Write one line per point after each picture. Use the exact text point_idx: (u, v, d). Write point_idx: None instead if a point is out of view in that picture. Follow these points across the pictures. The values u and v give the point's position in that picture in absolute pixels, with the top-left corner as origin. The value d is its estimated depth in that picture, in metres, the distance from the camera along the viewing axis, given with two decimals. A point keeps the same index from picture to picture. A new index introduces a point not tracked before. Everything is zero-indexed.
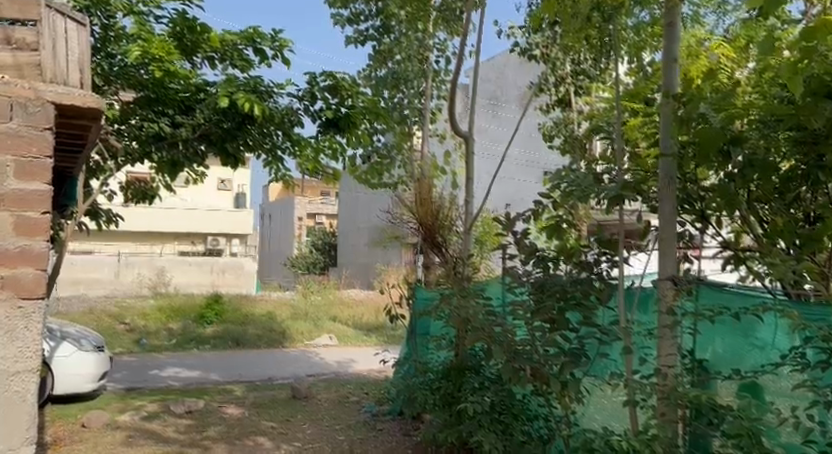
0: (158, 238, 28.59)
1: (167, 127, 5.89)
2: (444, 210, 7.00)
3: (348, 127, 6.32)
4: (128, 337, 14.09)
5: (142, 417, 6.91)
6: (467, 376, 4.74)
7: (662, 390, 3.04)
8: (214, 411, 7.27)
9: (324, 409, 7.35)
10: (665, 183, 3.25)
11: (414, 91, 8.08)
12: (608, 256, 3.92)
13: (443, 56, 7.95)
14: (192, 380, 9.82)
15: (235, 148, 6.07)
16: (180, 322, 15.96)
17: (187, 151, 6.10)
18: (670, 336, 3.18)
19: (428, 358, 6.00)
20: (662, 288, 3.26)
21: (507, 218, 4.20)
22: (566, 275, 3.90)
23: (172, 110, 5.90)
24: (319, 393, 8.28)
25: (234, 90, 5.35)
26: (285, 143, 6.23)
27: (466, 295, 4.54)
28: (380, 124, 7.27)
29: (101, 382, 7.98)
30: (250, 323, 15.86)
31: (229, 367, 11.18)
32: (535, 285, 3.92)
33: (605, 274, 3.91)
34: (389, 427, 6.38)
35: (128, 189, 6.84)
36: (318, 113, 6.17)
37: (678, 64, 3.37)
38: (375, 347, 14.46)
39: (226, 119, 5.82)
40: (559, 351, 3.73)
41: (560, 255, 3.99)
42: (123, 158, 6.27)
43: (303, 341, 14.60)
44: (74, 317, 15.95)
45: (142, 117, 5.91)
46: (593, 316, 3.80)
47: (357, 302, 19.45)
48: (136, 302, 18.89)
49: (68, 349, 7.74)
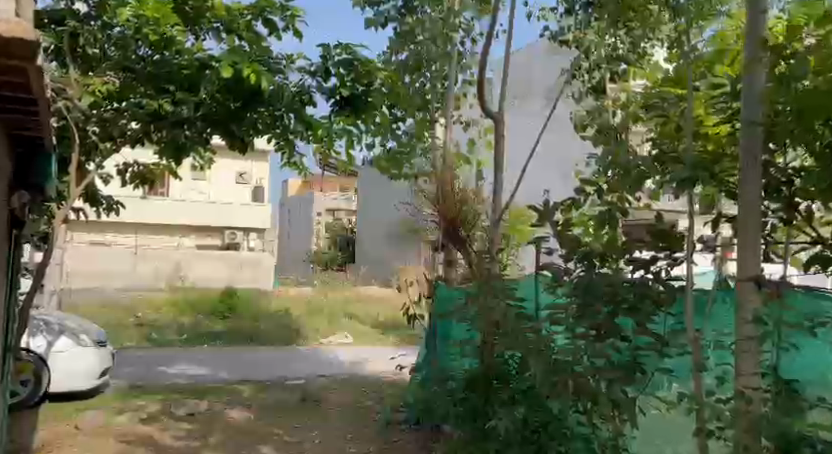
0: (175, 231, 28.30)
1: (167, 105, 5.30)
2: (469, 203, 6.52)
3: (368, 113, 5.66)
4: (137, 331, 13.69)
5: (141, 419, 6.46)
6: (497, 387, 4.06)
7: (745, 419, 2.45)
8: (218, 415, 6.78)
9: (336, 415, 6.82)
10: (750, 160, 2.67)
11: (438, 74, 7.53)
12: (668, 253, 3.31)
13: (468, 37, 7.45)
14: (199, 379, 9.34)
15: (242, 130, 5.51)
16: (192, 316, 15.51)
17: (195, 135, 5.54)
18: (755, 352, 2.59)
19: (447, 365, 5.45)
20: (742, 290, 2.66)
21: (547, 207, 3.60)
22: (618, 275, 3.29)
23: (175, 86, 5.32)
24: (332, 397, 7.76)
25: (238, 60, 4.81)
26: (298, 126, 5.52)
27: (496, 295, 4.03)
28: (401, 109, 6.73)
29: (101, 379, 7.53)
30: (262, 319, 15.38)
31: (238, 365, 10.69)
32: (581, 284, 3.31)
33: (663, 273, 3.30)
34: (406, 437, 5.85)
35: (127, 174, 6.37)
36: (330, 90, 5.44)
37: (767, 14, 2.71)
38: (392, 346, 13.94)
39: (233, 98, 5.27)
40: (608, 364, 3.19)
41: (607, 253, 3.36)
42: (121, 139, 5.74)
43: (317, 338, 14.09)
44: (83, 309, 15.63)
45: (142, 94, 5.37)
46: (652, 323, 3.23)
47: (374, 299, 19.00)
48: (149, 295, 18.51)
49: (65, 344, 7.22)
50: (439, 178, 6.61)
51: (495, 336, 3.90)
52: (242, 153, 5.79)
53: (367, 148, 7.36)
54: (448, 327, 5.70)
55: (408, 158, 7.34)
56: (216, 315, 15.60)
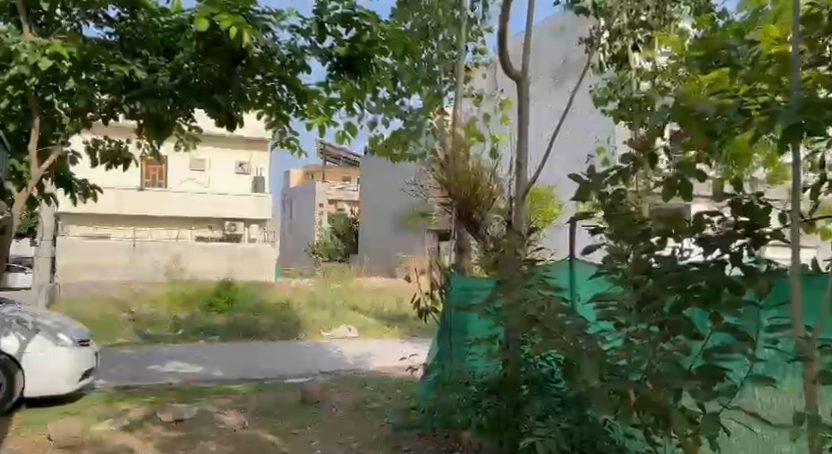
0: (173, 223, 27.68)
1: (140, 71, 4.60)
2: (484, 182, 5.98)
3: (372, 82, 5.02)
4: (131, 326, 13.06)
5: (122, 427, 5.84)
6: (527, 393, 3.53)
7: None
8: (207, 420, 6.14)
9: (339, 421, 6.16)
10: None
11: (446, 43, 6.88)
12: (751, 233, 2.58)
13: (478, 2, 6.91)
14: (192, 378, 8.68)
15: (226, 100, 4.85)
16: (189, 310, 14.88)
17: (169, 103, 4.78)
18: None
19: (468, 365, 4.82)
20: None
21: (592, 174, 2.95)
22: (684, 262, 2.61)
23: (149, 50, 4.76)
24: (334, 398, 7.11)
25: (215, 10, 4.12)
26: (291, 97, 5.19)
27: (525, 289, 3.43)
28: (406, 83, 6.05)
29: (84, 381, 6.92)
30: (262, 312, 14.72)
31: (236, 362, 10.06)
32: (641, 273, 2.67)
33: (743, 254, 2.57)
34: (417, 448, 5.17)
35: (94, 152, 5.38)
36: (326, 51, 4.67)
37: None
38: (398, 340, 13.31)
39: (213, 61, 4.52)
40: (679, 370, 2.50)
41: (669, 230, 2.67)
42: (93, 113, 5.07)
43: (320, 332, 13.45)
44: (76, 304, 15.02)
45: (109, 61, 4.54)
46: (735, 318, 2.53)
47: (378, 291, 18.38)
48: (145, 289, 17.94)
49: (41, 344, 6.61)
50: (454, 154, 6.02)
51: (529, 334, 3.25)
52: (230, 129, 5.17)
53: (370, 126, 6.65)
54: (464, 320, 5.10)
55: (415, 135, 6.40)
56: (214, 308, 14.94)
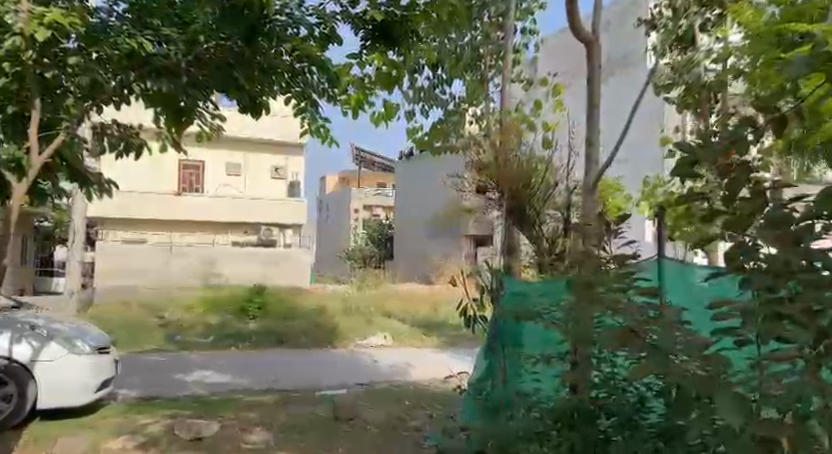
0: (208, 228, 27.54)
1: (150, 44, 4.01)
2: (539, 175, 5.25)
3: (409, 53, 4.37)
4: (159, 331, 12.68)
5: (137, 444, 5.30)
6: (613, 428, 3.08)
7: None
8: (229, 437, 5.59)
9: (373, 442, 5.49)
10: None
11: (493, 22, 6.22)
12: None
13: None
14: (218, 388, 8.18)
15: (247, 79, 4.27)
16: (219, 315, 14.45)
17: (185, 81, 4.21)
18: None
19: (529, 387, 4.15)
20: None
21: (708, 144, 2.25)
22: None
23: (159, 22, 4.18)
24: (368, 413, 6.50)
25: None
26: (322, 81, 4.58)
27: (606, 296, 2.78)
28: (449, 66, 5.45)
29: (101, 392, 6.43)
30: (294, 318, 14.21)
31: (266, 371, 9.55)
32: (800, 263, 1.94)
33: None
34: None
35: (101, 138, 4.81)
36: (358, 17, 4.09)
37: None
38: (434, 348, 12.68)
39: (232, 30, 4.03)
40: None
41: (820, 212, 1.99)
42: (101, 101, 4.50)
43: (353, 339, 12.85)
44: (107, 309, 14.74)
45: (116, 33, 3.98)
46: None
47: (414, 297, 17.77)
48: (176, 294, 17.61)
49: (55, 351, 6.14)
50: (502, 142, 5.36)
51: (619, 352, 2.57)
52: (255, 117, 4.54)
53: (408, 116, 6.06)
54: (520, 331, 4.39)
55: None
56: (245, 313, 14.49)
